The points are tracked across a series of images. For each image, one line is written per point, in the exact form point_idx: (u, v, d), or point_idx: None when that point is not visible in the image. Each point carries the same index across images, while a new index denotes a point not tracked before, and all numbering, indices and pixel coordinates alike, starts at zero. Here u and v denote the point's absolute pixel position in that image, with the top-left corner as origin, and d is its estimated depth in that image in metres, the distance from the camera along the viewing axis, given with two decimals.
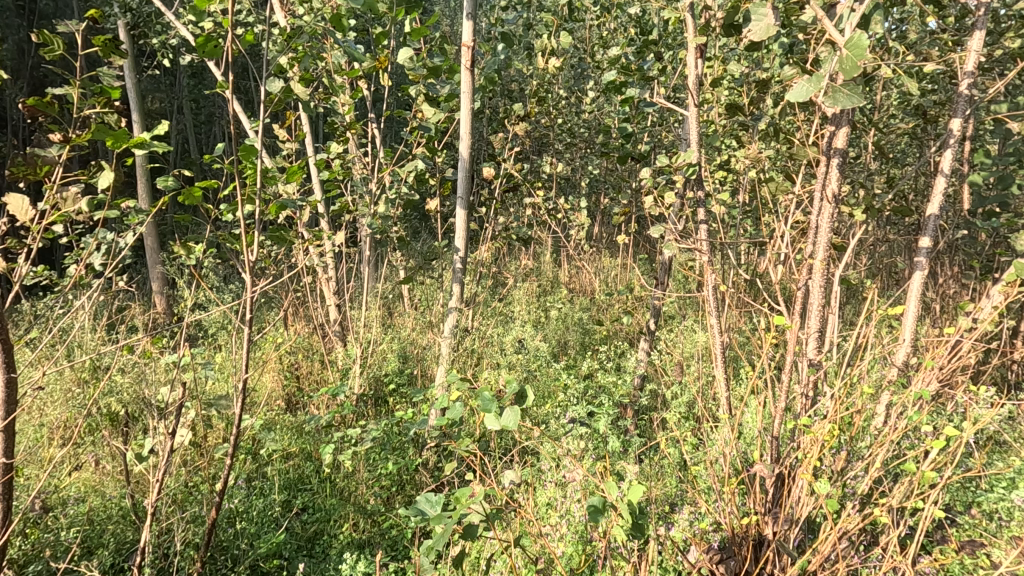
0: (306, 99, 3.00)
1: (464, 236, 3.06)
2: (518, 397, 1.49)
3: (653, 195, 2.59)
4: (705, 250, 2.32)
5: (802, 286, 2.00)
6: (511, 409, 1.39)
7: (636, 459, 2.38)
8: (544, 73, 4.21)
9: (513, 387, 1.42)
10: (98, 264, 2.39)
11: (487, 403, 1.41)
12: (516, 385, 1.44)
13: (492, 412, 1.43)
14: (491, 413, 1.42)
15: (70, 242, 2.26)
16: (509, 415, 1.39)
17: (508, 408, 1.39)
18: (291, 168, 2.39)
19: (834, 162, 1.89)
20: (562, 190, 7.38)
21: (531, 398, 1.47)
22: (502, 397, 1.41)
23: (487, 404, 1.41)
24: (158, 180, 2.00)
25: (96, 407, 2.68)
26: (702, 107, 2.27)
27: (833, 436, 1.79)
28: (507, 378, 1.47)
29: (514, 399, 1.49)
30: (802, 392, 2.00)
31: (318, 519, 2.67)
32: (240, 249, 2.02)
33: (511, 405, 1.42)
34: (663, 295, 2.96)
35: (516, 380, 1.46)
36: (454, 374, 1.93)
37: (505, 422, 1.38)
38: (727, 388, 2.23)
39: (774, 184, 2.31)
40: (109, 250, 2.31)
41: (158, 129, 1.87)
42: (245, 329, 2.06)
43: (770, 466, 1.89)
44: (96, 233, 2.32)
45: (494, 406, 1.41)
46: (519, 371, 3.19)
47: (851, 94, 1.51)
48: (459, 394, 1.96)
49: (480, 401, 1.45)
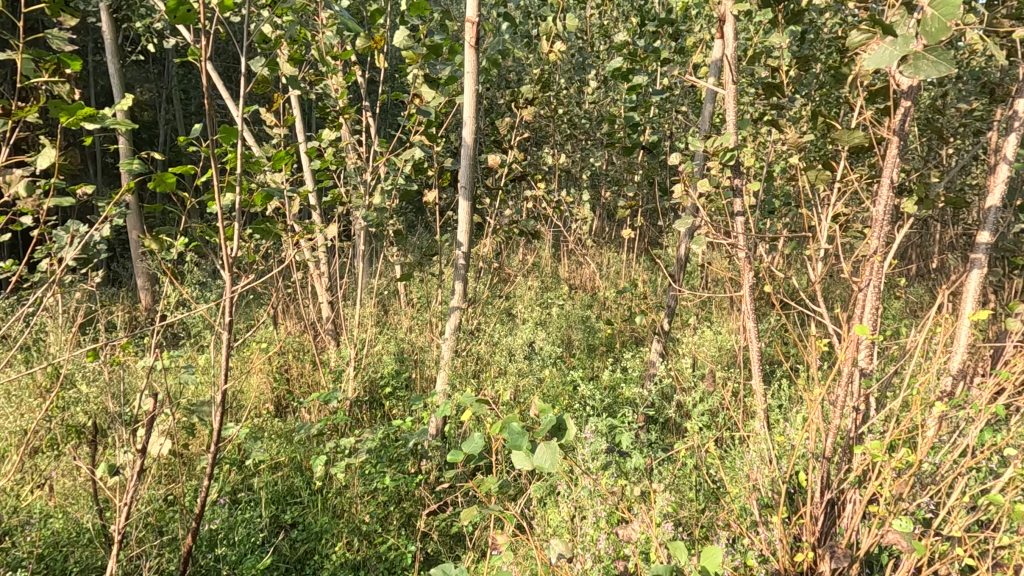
0: (295, 79, 2.74)
1: (467, 229, 2.82)
2: (555, 429, 1.33)
3: (681, 185, 2.37)
4: (740, 245, 2.10)
5: (857, 287, 1.76)
6: (546, 446, 1.24)
7: (659, 476, 2.16)
8: (548, 58, 3.96)
9: (547, 417, 1.25)
10: (72, 257, 2.16)
11: (517, 439, 1.25)
12: (552, 417, 1.28)
13: (520, 447, 1.27)
14: (522, 451, 1.25)
15: (40, 234, 2.02)
16: (544, 453, 1.23)
17: (542, 444, 1.24)
18: (277, 153, 2.13)
19: (901, 145, 1.63)
20: (563, 184, 7.19)
21: (574, 427, 1.31)
22: (536, 432, 1.25)
23: (517, 440, 1.25)
24: (124, 161, 1.72)
25: (63, 418, 2.45)
26: (740, 87, 2.04)
27: (898, 460, 1.56)
28: (543, 410, 1.30)
29: (551, 434, 1.34)
30: (855, 407, 1.77)
31: (310, 537, 2.44)
32: (219, 244, 1.75)
33: (542, 439, 1.25)
34: (683, 294, 2.74)
35: (552, 412, 1.30)
36: (464, 392, 1.70)
37: (540, 462, 1.22)
38: (764, 400, 2.01)
39: (815, 174, 2.09)
40: (81, 244, 2.07)
41: (121, 104, 1.61)
42: (224, 334, 1.82)
43: (820, 490, 1.68)
44: (67, 223, 2.07)
45: (526, 442, 1.25)
46: (527, 377, 2.94)
47: (939, 60, 1.27)
48: (471, 412, 1.74)
49: (505, 431, 1.28)
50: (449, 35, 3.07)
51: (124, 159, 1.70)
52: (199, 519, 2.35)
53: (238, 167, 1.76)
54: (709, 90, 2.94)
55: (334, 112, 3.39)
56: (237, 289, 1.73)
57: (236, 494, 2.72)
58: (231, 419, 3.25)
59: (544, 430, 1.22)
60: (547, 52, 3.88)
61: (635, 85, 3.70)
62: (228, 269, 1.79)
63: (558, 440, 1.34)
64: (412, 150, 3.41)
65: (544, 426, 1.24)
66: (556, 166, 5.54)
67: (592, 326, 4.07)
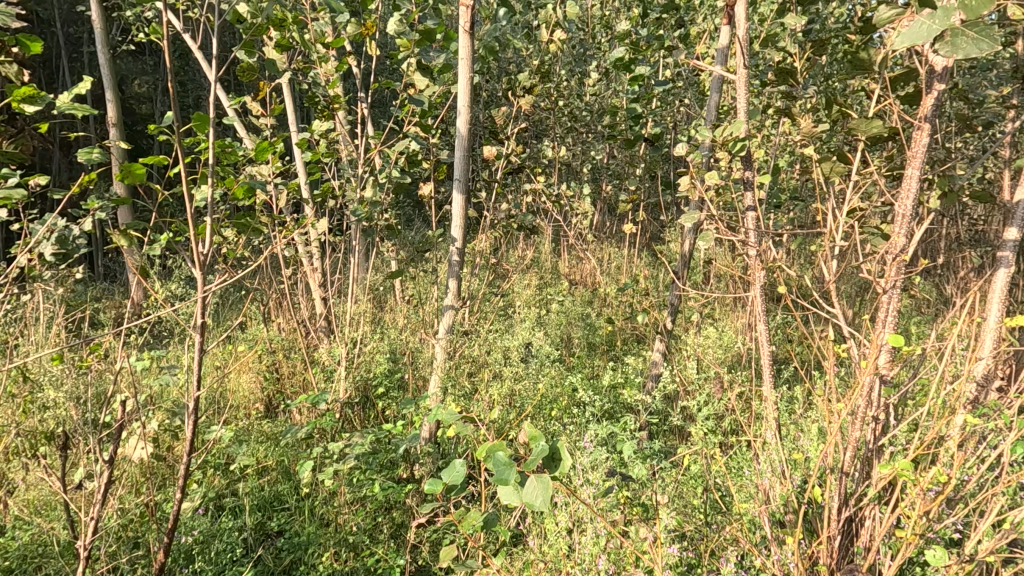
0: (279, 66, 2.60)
1: (461, 225, 2.69)
2: (547, 459, 1.20)
3: (688, 178, 2.24)
4: (750, 241, 1.97)
5: (881, 291, 1.59)
6: (536, 479, 1.12)
7: (662, 487, 2.04)
8: (548, 46, 3.81)
9: (539, 446, 1.12)
10: (49, 252, 2.05)
11: (504, 473, 1.11)
12: (544, 447, 1.14)
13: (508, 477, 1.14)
14: (509, 485, 1.12)
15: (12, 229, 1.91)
16: (534, 488, 1.11)
17: (532, 477, 1.12)
18: (257, 143, 1.99)
19: (936, 133, 1.45)
20: (564, 177, 7.05)
21: (569, 457, 1.19)
22: (525, 463, 1.13)
23: (503, 474, 1.11)
24: (81, 152, 1.50)
25: (35, 423, 2.33)
26: (752, 73, 1.90)
27: (921, 478, 1.44)
28: (535, 439, 1.17)
29: (543, 464, 1.22)
30: (876, 417, 1.64)
31: (296, 548, 2.32)
32: (190, 241, 1.71)
33: (532, 470, 1.13)
34: (688, 292, 2.60)
35: (544, 441, 1.16)
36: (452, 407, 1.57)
37: (529, 498, 1.11)
38: (775, 408, 1.89)
39: (831, 165, 1.96)
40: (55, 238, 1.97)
41: (78, 86, 1.49)
42: (195, 338, 1.71)
43: (837, 508, 1.57)
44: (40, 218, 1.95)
45: (514, 475, 1.11)
46: (524, 379, 2.81)
47: (982, 36, 1.11)
48: (460, 423, 1.62)
49: (489, 460, 1.17)
50: (443, 21, 2.93)
51: (82, 149, 1.49)
52: (178, 530, 2.24)
53: (212, 159, 1.71)
54: (716, 78, 2.80)
55: (324, 101, 3.25)
56: (212, 288, 1.72)
57: (220, 500, 2.62)
58: (217, 421, 3.13)
59: (534, 463, 1.10)
60: (547, 40, 3.73)
61: (637, 75, 3.55)
62: (200, 269, 1.76)
63: (551, 471, 1.21)
64: (406, 142, 3.28)
65: (534, 459, 1.11)
66: (556, 158, 5.40)
67: (592, 324, 3.95)
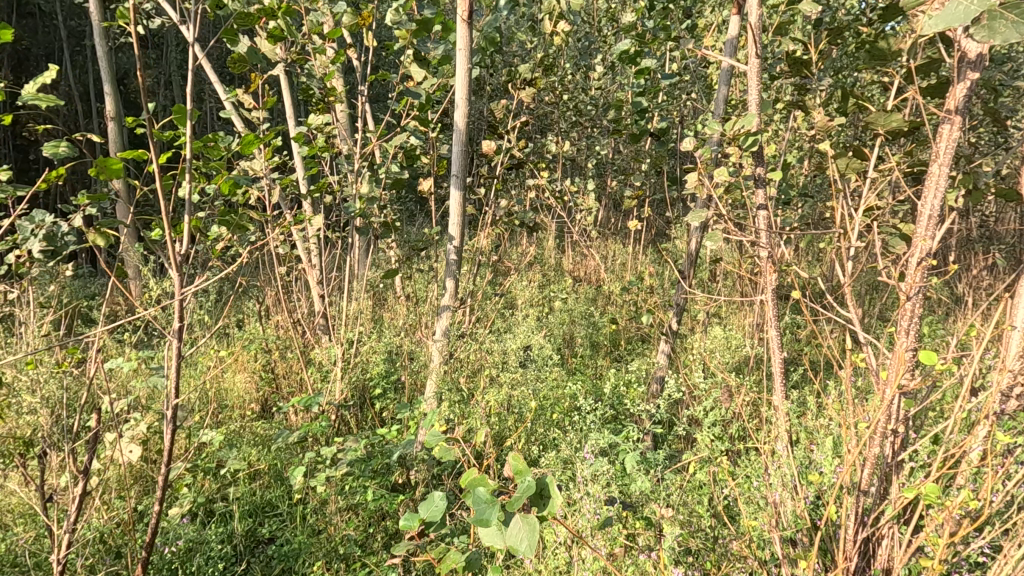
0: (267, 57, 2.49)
1: (459, 223, 2.58)
2: (535, 497, 1.11)
3: (695, 174, 2.14)
4: (762, 242, 1.87)
5: (903, 297, 1.47)
6: (522, 520, 1.04)
7: (667, 500, 1.96)
8: (551, 38, 3.69)
9: (525, 483, 1.04)
10: (36, 250, 1.98)
11: (485, 512, 1.04)
12: (531, 482, 1.06)
13: (491, 516, 1.05)
14: (491, 525, 1.05)
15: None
16: (519, 529, 1.03)
17: (517, 516, 1.05)
18: (243, 136, 1.90)
19: (964, 125, 1.34)
20: (569, 172, 6.93)
21: (557, 492, 1.09)
22: (508, 501, 1.04)
23: (484, 514, 1.03)
24: (47, 147, 1.41)
25: (14, 426, 2.25)
26: (766, 60, 1.79)
27: (948, 500, 1.33)
28: (520, 472, 1.08)
29: (529, 500, 1.12)
30: (897, 432, 1.53)
31: (286, 556, 2.24)
32: (166, 240, 1.61)
33: (517, 512, 1.06)
34: (694, 294, 2.50)
35: (530, 475, 1.08)
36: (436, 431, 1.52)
37: (514, 541, 1.03)
38: (786, 419, 1.79)
39: (847, 160, 1.86)
40: (43, 235, 1.91)
41: (42, 76, 1.40)
42: (172, 342, 1.62)
43: (852, 528, 1.48)
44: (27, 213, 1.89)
45: (495, 515, 1.04)
46: (524, 383, 2.72)
47: (1023, 18, 1.02)
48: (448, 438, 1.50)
49: (469, 495, 1.07)
50: (441, 11, 2.82)
51: (49, 142, 1.39)
52: (159, 539, 2.15)
53: (189, 155, 1.62)
54: (725, 70, 2.69)
55: (319, 94, 3.15)
56: (188, 289, 1.61)
57: (209, 505, 2.55)
58: (210, 422, 3.05)
59: (519, 504, 1.02)
60: (549, 32, 3.60)
61: (643, 67, 3.43)
62: (175, 269, 1.65)
63: (537, 507, 1.12)
64: (403, 136, 3.18)
65: (518, 499, 1.02)
66: (559, 154, 5.29)
67: (596, 323, 3.85)
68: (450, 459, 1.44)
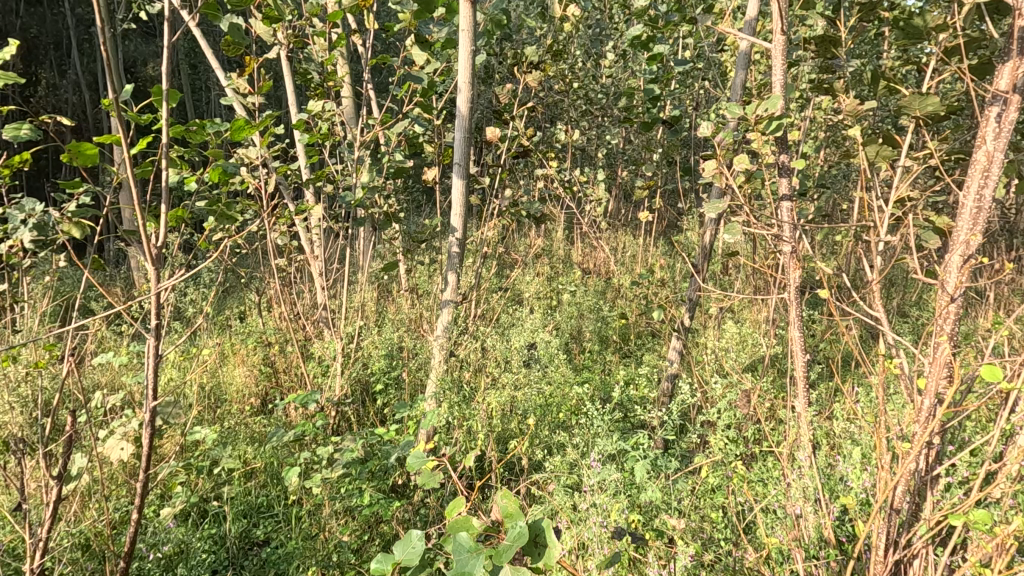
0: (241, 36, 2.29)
1: (461, 214, 2.46)
2: (530, 546, 1.01)
3: (714, 162, 2.00)
4: (785, 235, 1.73)
5: (941, 298, 1.33)
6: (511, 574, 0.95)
7: (679, 510, 1.84)
8: (560, 22, 3.52)
9: (513, 535, 0.96)
10: (26, 239, 1.81)
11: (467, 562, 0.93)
12: (522, 529, 0.97)
13: (474, 565, 0.96)
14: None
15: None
16: None
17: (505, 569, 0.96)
18: (234, 122, 1.76)
19: (1016, 108, 1.20)
20: (578, 162, 6.78)
21: (555, 539, 0.98)
22: (497, 551, 0.95)
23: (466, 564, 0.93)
24: (8, 129, 1.29)
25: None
26: (792, 36, 1.65)
27: (994, 523, 1.20)
28: (511, 516, 1.00)
29: (524, 550, 1.03)
30: (934, 445, 1.39)
31: (277, 562, 2.13)
32: (141, 230, 1.48)
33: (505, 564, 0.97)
34: (708, 289, 2.38)
35: (523, 519, 1.00)
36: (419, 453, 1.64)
37: None
38: (809, 426, 1.66)
39: (877, 147, 1.72)
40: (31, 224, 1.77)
41: (1, 52, 1.27)
42: (148, 338, 1.50)
43: (884, 550, 1.35)
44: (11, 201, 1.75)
45: (479, 567, 0.94)
46: (528, 382, 2.61)
47: None
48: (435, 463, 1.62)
49: (452, 543, 0.98)
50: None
51: (9, 124, 1.28)
52: (144, 545, 2.05)
53: (167, 139, 1.47)
54: (743, 53, 2.53)
55: (318, 78, 3.02)
56: (165, 285, 1.48)
57: (203, 506, 2.45)
58: (206, 418, 2.96)
59: (508, 555, 0.93)
60: (558, 16, 3.44)
61: (654, 53, 3.27)
62: (151, 262, 1.52)
63: (530, 559, 1.01)
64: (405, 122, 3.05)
65: (509, 549, 0.93)
66: (569, 143, 5.13)
67: (605, 317, 3.75)
68: (434, 484, 1.55)
